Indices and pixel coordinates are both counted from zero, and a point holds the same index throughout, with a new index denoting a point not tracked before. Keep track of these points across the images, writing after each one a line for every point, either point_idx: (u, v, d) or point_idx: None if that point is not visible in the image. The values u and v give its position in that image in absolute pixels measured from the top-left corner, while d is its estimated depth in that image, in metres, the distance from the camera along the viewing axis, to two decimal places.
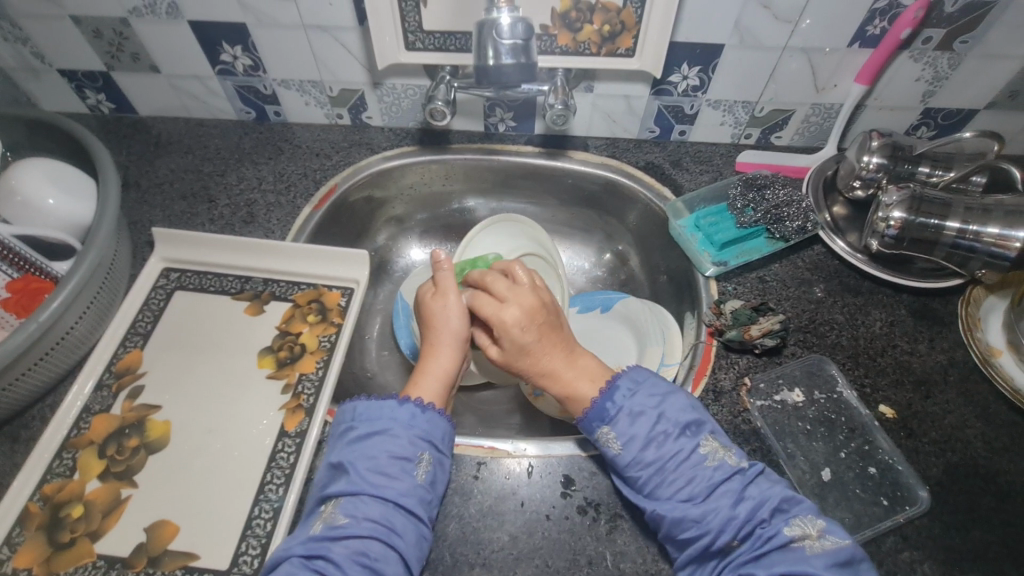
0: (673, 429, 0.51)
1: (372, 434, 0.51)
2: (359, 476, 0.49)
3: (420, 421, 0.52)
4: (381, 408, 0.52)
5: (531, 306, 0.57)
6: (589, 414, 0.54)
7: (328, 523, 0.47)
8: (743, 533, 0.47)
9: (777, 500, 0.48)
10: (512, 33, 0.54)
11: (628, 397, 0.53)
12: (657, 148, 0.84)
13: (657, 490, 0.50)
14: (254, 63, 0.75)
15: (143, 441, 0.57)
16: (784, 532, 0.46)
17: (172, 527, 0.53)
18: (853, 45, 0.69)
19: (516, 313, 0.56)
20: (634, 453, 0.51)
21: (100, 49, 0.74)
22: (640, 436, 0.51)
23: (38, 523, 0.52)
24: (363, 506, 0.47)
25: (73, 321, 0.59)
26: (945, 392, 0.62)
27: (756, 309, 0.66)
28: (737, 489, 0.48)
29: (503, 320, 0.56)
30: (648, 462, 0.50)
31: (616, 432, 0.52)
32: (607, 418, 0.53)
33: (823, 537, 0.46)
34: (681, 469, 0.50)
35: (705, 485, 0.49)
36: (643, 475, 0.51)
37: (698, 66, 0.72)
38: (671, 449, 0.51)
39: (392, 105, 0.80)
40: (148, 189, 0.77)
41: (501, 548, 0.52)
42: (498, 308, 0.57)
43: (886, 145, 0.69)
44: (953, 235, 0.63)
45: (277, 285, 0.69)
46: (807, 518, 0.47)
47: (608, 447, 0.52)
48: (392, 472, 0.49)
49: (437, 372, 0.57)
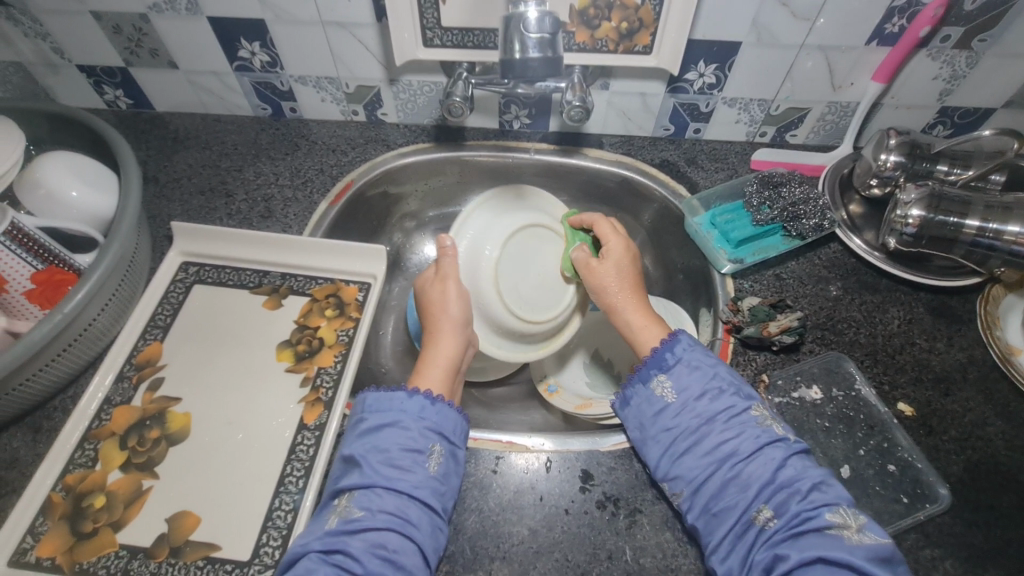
0: (727, 386, 0.53)
1: (383, 426, 0.51)
2: (371, 469, 0.49)
3: (430, 413, 0.52)
4: (389, 400, 0.52)
5: (634, 250, 0.65)
6: (648, 359, 0.56)
7: (343, 518, 0.47)
8: (780, 502, 0.46)
9: (816, 479, 0.47)
10: (539, 27, 0.54)
11: (688, 349, 0.55)
12: (671, 146, 0.84)
13: (703, 440, 0.51)
14: (272, 60, 0.75)
15: (164, 432, 0.58)
16: (825, 517, 0.45)
17: (194, 518, 0.53)
18: (871, 44, 0.69)
19: (623, 245, 0.64)
20: (686, 402, 0.53)
21: (119, 45, 0.74)
22: (694, 386, 0.53)
23: (61, 513, 0.52)
24: (377, 499, 0.47)
25: (95, 313, 0.60)
26: (964, 390, 0.61)
27: (773, 306, 0.66)
28: (780, 456, 0.49)
29: (611, 245, 0.64)
30: (700, 411, 0.52)
31: (672, 380, 0.54)
32: (665, 366, 0.55)
33: (863, 531, 0.45)
34: (730, 423, 0.51)
35: (752, 443, 0.49)
36: (691, 423, 0.52)
37: (714, 63, 0.72)
38: (723, 402, 0.52)
39: (407, 102, 0.81)
40: (166, 184, 0.78)
41: (521, 541, 0.52)
42: (609, 236, 0.66)
43: (903, 143, 0.69)
44: (973, 234, 0.63)
45: (295, 280, 0.70)
46: (849, 510, 0.46)
47: (661, 394, 0.54)
48: (405, 464, 0.49)
49: (438, 359, 0.59)
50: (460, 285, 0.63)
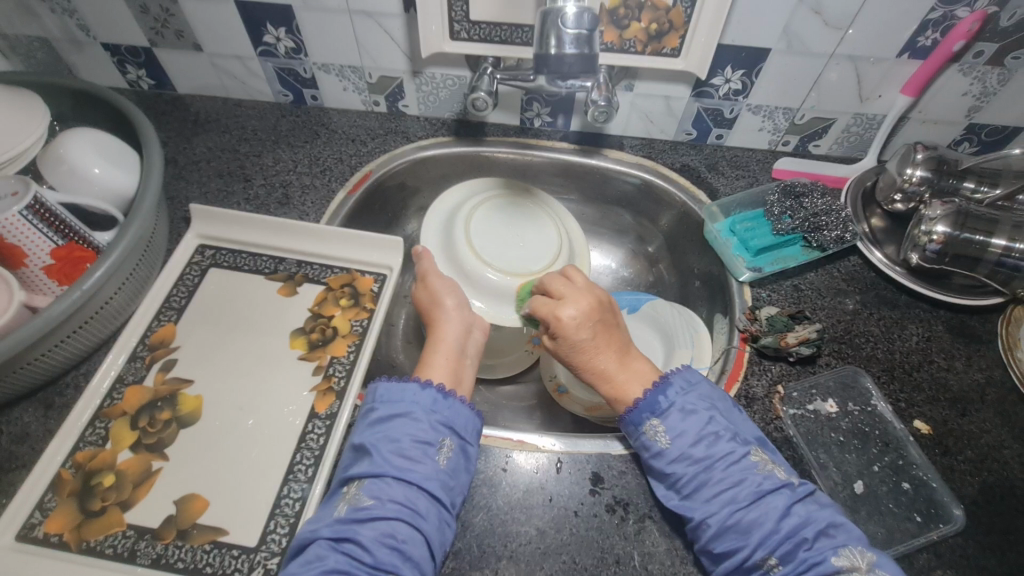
0: (725, 431, 0.51)
1: (394, 417, 0.51)
2: (381, 458, 0.48)
3: (442, 406, 0.52)
4: (402, 391, 0.52)
5: (588, 308, 0.58)
6: (637, 407, 0.53)
7: (353, 505, 0.46)
8: (787, 552, 0.45)
9: (823, 524, 0.46)
10: (577, 23, 0.54)
11: (681, 393, 0.53)
12: (693, 151, 0.83)
13: (701, 488, 0.49)
14: (297, 46, 0.75)
15: (175, 414, 0.58)
16: (831, 561, 0.44)
17: (201, 502, 0.53)
18: (902, 56, 0.68)
19: (574, 312, 0.58)
20: (682, 448, 0.51)
21: (145, 25, 0.74)
22: (690, 432, 0.51)
23: (70, 490, 0.52)
24: (387, 488, 0.47)
25: (111, 293, 0.59)
26: (982, 411, 0.61)
27: (792, 317, 0.65)
28: (784, 504, 0.47)
29: (561, 317, 0.58)
30: (697, 458, 0.50)
31: (666, 425, 0.52)
32: (658, 410, 0.53)
33: (873, 571, 0.44)
34: (729, 471, 0.49)
35: (753, 491, 0.48)
36: (689, 471, 0.50)
37: (742, 69, 0.71)
38: (721, 449, 0.50)
39: (430, 94, 0.80)
40: (184, 166, 0.78)
41: (529, 542, 0.52)
42: (556, 305, 0.59)
43: (930, 158, 0.69)
44: (998, 253, 0.62)
45: (311, 268, 0.69)
46: (857, 551, 0.45)
47: (655, 440, 0.52)
48: (415, 455, 0.49)
49: (441, 346, 0.59)
50: (444, 278, 0.65)
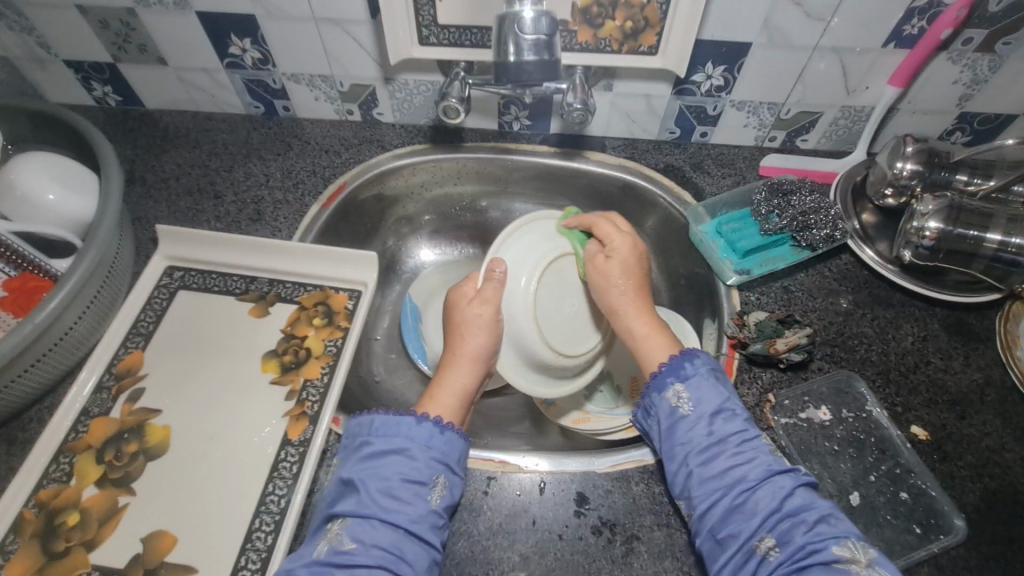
0: (741, 411, 0.52)
1: (387, 452, 0.49)
2: (369, 497, 0.47)
3: (438, 442, 0.50)
4: (397, 425, 0.50)
5: (641, 247, 0.63)
6: (665, 367, 0.55)
7: (334, 547, 0.45)
8: (784, 533, 0.45)
9: (825, 512, 0.46)
10: (535, 28, 0.52)
11: (706, 365, 0.54)
12: (677, 150, 0.81)
13: (713, 460, 0.49)
14: (264, 57, 0.72)
15: (142, 446, 0.55)
16: (830, 547, 0.43)
17: (170, 539, 0.51)
18: (888, 46, 0.65)
19: (638, 246, 0.63)
20: (701, 417, 0.51)
21: (107, 40, 0.72)
22: (711, 403, 0.52)
23: (33, 531, 0.50)
24: (372, 531, 0.45)
25: (73, 320, 0.57)
26: (981, 413, 0.58)
27: (781, 322, 0.63)
28: (791, 485, 0.47)
29: (627, 245, 0.62)
30: (713, 429, 0.50)
31: (689, 391, 0.52)
32: (682, 376, 0.53)
33: (873, 567, 0.42)
34: (742, 447, 0.49)
35: (763, 469, 0.48)
36: (704, 440, 0.50)
37: (722, 65, 0.69)
38: (738, 424, 0.51)
39: (404, 101, 0.78)
40: (153, 184, 0.76)
41: (512, 569, 0.50)
42: (624, 232, 0.64)
43: (921, 151, 0.66)
44: (993, 248, 0.60)
45: (284, 287, 0.67)
46: (859, 544, 0.44)
47: (676, 405, 0.52)
48: (406, 496, 0.47)
49: (454, 389, 0.57)
50: (485, 310, 0.59)
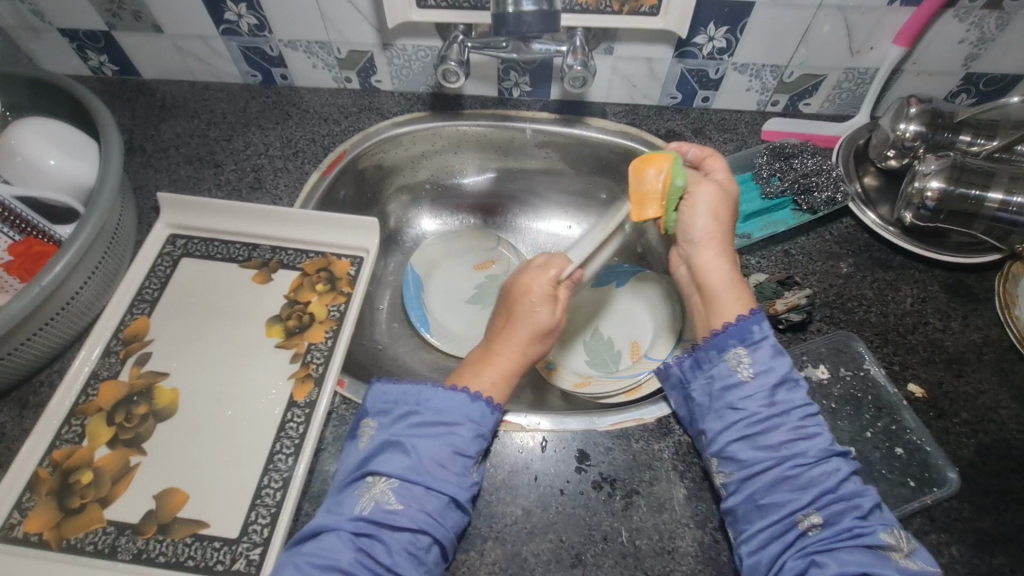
0: (802, 383, 0.52)
1: (438, 424, 0.50)
2: (421, 464, 0.48)
3: (488, 420, 0.51)
4: (451, 400, 0.51)
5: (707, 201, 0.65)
6: (731, 327, 0.53)
7: (381, 506, 0.46)
8: (833, 514, 0.46)
9: (873, 497, 0.47)
10: None
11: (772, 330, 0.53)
12: (678, 115, 0.80)
13: (771, 432, 0.49)
14: (259, 23, 0.72)
15: (152, 408, 0.57)
16: (880, 535, 0.45)
17: (181, 496, 0.52)
18: (894, 4, 0.64)
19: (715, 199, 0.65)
20: (764, 385, 0.50)
21: (101, 7, 0.71)
22: (777, 372, 0.51)
23: (48, 489, 0.52)
24: (419, 496, 0.47)
25: (79, 285, 0.58)
26: (978, 371, 0.59)
27: (781, 283, 0.64)
28: (846, 467, 0.48)
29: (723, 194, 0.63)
30: (774, 400, 0.50)
31: (752, 358, 0.51)
32: (747, 340, 0.52)
33: (913, 557, 0.45)
34: (804, 421, 0.49)
35: (822, 447, 0.48)
36: (765, 409, 0.50)
37: (725, 26, 0.68)
38: (799, 397, 0.51)
39: (402, 68, 0.77)
40: (153, 153, 0.76)
41: (514, 522, 0.51)
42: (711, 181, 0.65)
43: (924, 112, 0.66)
44: (994, 208, 0.60)
45: (286, 254, 0.68)
46: (902, 533, 0.46)
47: (738, 368, 0.51)
48: (456, 467, 0.48)
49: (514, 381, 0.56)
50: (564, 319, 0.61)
